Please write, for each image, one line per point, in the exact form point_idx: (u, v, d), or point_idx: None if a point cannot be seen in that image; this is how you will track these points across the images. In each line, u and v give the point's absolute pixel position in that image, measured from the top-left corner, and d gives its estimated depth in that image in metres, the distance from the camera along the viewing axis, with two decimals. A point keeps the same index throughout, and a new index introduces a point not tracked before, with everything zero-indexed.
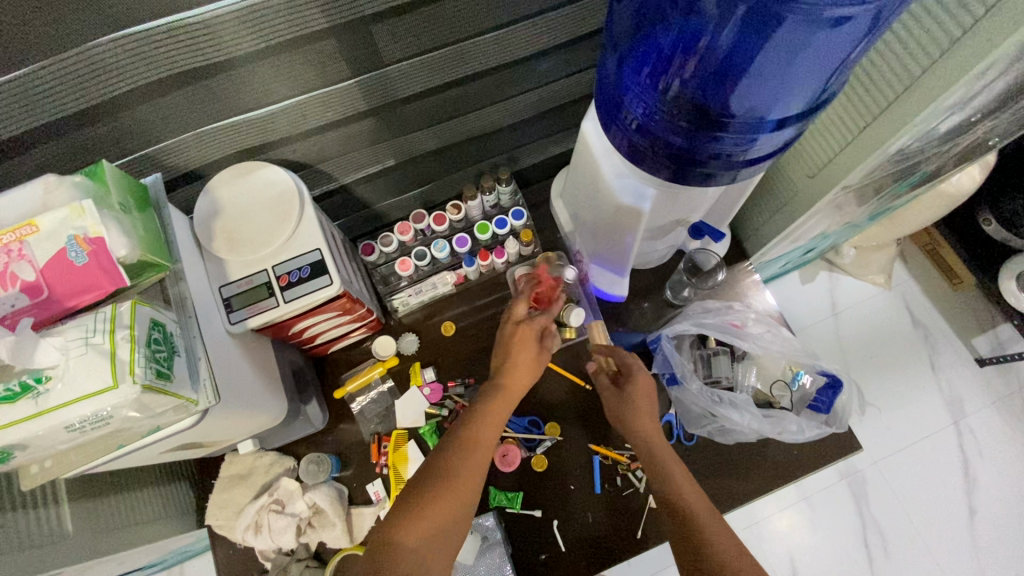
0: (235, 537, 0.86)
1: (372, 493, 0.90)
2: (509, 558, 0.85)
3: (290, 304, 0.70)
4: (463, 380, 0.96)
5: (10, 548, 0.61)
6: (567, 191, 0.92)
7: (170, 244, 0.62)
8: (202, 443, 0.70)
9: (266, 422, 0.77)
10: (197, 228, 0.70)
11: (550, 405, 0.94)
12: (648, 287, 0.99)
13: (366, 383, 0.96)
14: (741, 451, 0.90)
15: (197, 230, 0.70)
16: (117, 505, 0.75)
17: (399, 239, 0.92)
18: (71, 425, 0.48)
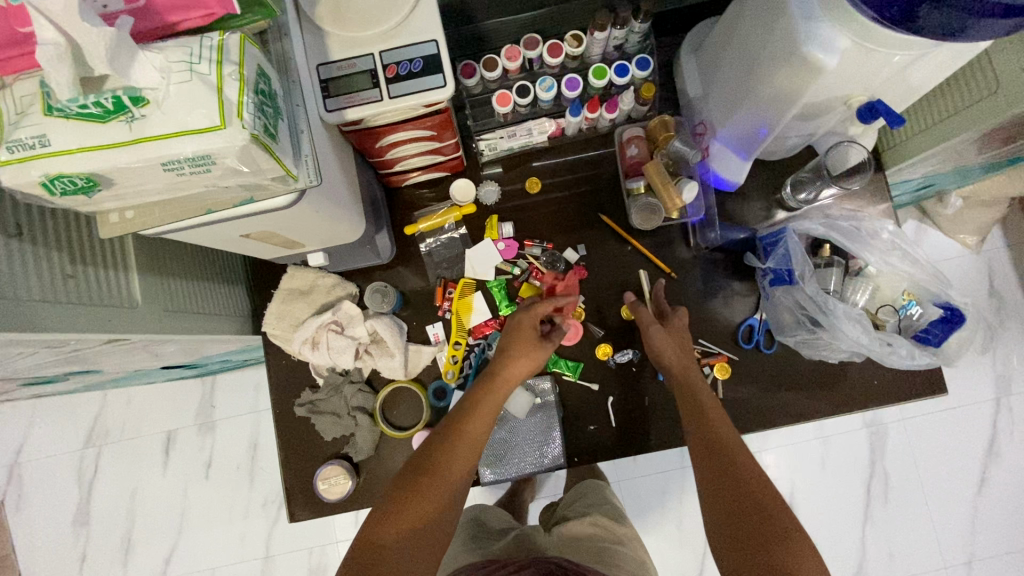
0: (291, 349, 0.85)
1: (432, 335, 0.87)
2: (559, 425, 0.84)
3: (394, 101, 0.60)
4: (541, 243, 0.89)
5: (85, 301, 0.57)
6: (711, 44, 0.79)
7: None
8: (280, 238, 0.65)
9: (343, 234, 0.72)
10: None
11: (628, 285, 0.88)
12: (762, 182, 0.89)
13: (440, 226, 0.89)
14: (818, 370, 0.85)
15: None
16: (179, 289, 0.72)
17: (504, 66, 0.79)
18: (170, 163, 0.42)
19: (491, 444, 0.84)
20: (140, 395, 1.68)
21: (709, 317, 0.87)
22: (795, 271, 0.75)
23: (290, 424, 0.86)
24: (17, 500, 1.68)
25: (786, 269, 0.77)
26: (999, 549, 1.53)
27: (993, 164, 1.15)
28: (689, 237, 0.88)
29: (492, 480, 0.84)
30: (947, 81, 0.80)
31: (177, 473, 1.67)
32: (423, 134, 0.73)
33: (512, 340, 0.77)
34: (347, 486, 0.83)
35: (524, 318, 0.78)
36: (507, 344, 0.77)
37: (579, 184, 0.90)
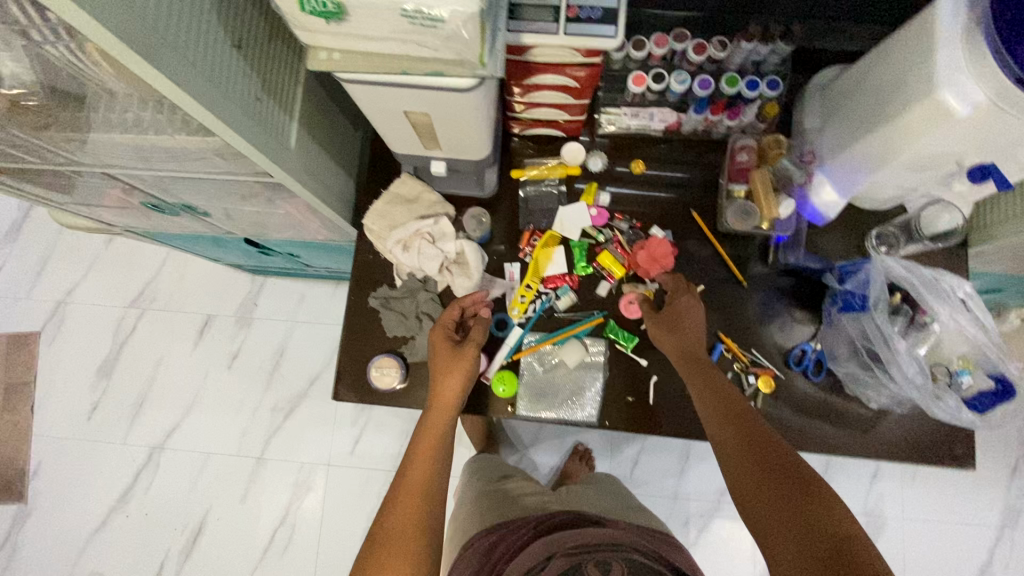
0: (381, 245, 0.92)
1: (508, 271, 0.93)
2: (600, 384, 0.89)
3: (567, 38, 0.67)
4: (630, 220, 0.95)
5: (265, 127, 0.65)
6: (841, 83, 0.85)
7: None
8: (427, 129, 0.73)
9: (470, 149, 0.79)
10: None
11: (699, 282, 0.93)
12: (850, 225, 0.93)
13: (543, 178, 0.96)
14: (856, 409, 0.88)
15: None
16: (318, 156, 0.80)
17: (650, 50, 0.86)
18: (408, 11, 0.49)
19: (533, 385, 0.89)
20: (195, 274, 1.78)
21: (766, 331, 0.91)
22: (871, 298, 0.81)
23: (359, 312, 0.93)
24: (55, 335, 1.78)
25: (862, 295, 0.82)
26: None
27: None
28: (768, 254, 0.92)
29: (527, 416, 0.88)
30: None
31: (204, 354, 1.75)
32: (566, 83, 0.80)
33: (432, 361, 0.84)
34: (395, 381, 0.89)
35: (435, 336, 0.84)
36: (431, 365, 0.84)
37: (680, 179, 0.96)
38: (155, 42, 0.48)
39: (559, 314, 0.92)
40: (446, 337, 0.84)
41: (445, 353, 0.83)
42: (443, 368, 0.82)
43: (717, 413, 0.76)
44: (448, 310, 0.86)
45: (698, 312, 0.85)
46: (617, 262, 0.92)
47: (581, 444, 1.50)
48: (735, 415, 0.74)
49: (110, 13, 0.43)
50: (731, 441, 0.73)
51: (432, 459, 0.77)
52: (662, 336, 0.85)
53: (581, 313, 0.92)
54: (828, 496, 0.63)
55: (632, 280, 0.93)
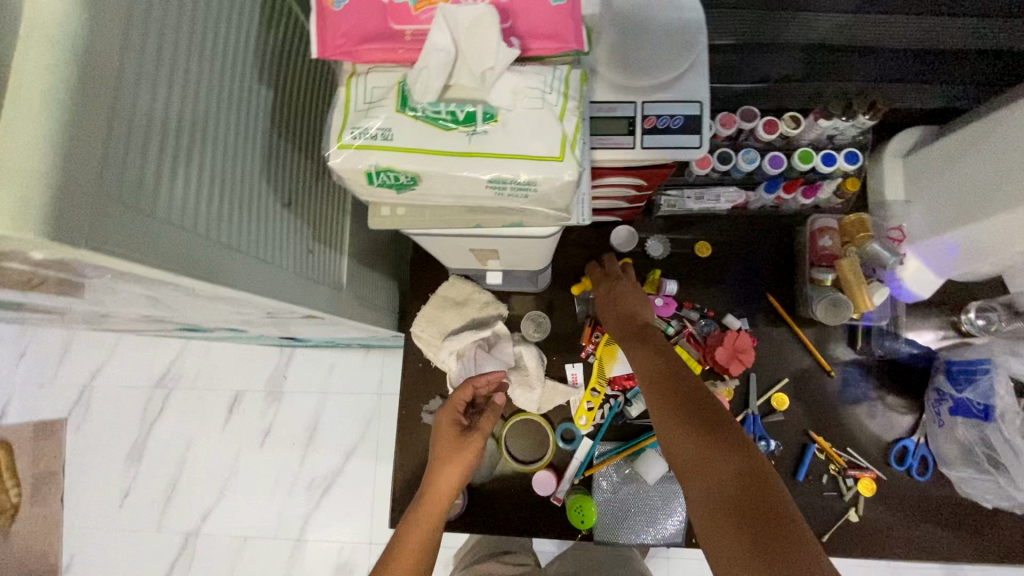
0: (432, 356, 0.85)
1: (570, 374, 0.86)
2: (683, 498, 0.81)
3: (646, 151, 0.60)
4: (701, 308, 0.87)
5: (314, 275, 0.58)
6: (933, 154, 0.77)
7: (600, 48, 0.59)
8: (488, 254, 0.65)
9: (532, 261, 0.72)
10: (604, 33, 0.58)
11: (781, 373, 0.85)
12: (942, 301, 0.85)
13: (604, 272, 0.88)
14: (971, 510, 0.79)
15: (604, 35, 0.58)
16: (364, 277, 0.74)
17: (715, 132, 0.79)
18: (497, 181, 0.42)
19: (609, 502, 0.81)
20: (219, 349, 1.73)
21: (860, 424, 0.83)
22: (998, 409, 0.72)
23: (411, 428, 0.85)
24: (80, 422, 1.73)
25: (983, 404, 0.73)
26: None
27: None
28: (854, 338, 0.84)
29: (606, 540, 0.80)
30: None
31: (233, 434, 1.69)
32: (636, 184, 0.73)
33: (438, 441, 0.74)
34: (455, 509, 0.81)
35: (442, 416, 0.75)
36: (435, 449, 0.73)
37: (750, 260, 0.88)
38: (216, 248, 0.42)
39: (631, 421, 0.84)
40: (456, 418, 0.75)
41: (450, 438, 0.73)
42: (446, 458, 0.71)
43: (663, 387, 0.63)
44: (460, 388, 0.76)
45: (641, 294, 0.79)
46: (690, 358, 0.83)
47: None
48: (687, 386, 0.63)
49: (169, 239, 0.37)
50: (675, 411, 0.61)
51: (414, 568, 0.63)
52: (633, 340, 0.72)
53: None
54: (785, 508, 0.49)
55: (710, 376, 0.84)
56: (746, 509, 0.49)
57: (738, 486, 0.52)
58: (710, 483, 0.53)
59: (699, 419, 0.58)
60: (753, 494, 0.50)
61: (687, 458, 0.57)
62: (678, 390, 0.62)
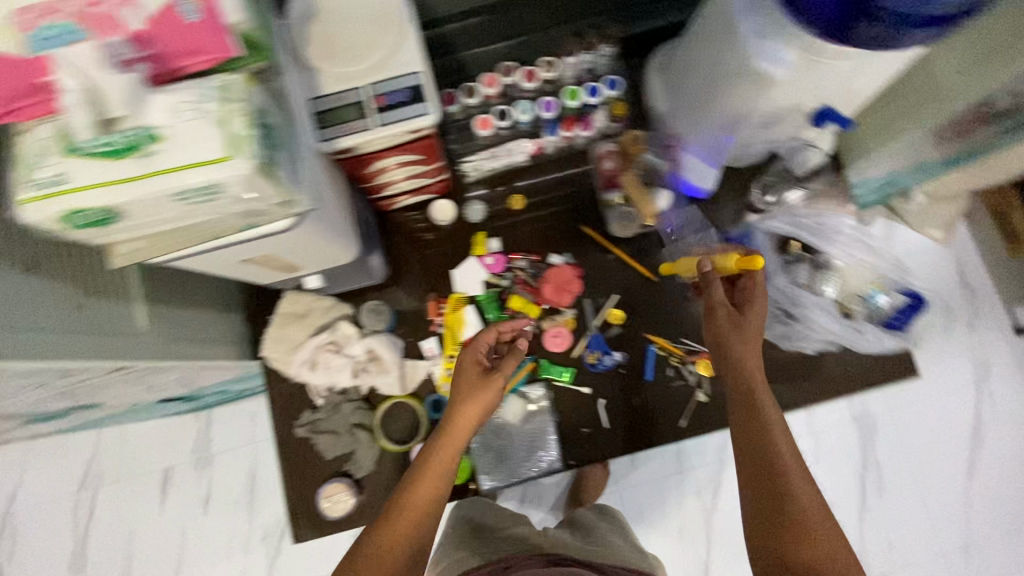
0: (289, 371, 0.87)
1: (426, 349, 0.89)
2: (552, 427, 0.88)
3: (382, 128, 0.64)
4: (528, 254, 0.92)
5: (89, 330, 0.60)
6: (675, 62, 0.85)
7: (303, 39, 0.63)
8: (278, 262, 0.68)
9: (336, 257, 0.75)
10: (294, 31, 0.63)
11: (613, 292, 0.92)
12: (734, 186, 0.93)
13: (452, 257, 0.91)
14: (800, 360, 0.88)
15: (293, 33, 0.63)
16: (186, 317, 0.76)
17: (483, 92, 0.85)
18: (179, 194, 0.45)
19: (489, 452, 0.87)
20: (136, 434, 1.67)
21: (691, 314, 0.91)
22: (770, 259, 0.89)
23: (291, 444, 0.88)
24: (12, 552, 1.65)
25: None
26: (998, 539, 1.56)
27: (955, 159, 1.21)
28: (665, 242, 0.92)
29: (494, 485, 0.86)
30: (881, 93, 0.81)
31: (176, 510, 1.66)
32: (412, 158, 0.77)
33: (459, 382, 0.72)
34: (349, 503, 0.86)
35: (464, 356, 0.74)
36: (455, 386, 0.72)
37: (561, 198, 0.95)
38: None
39: None
40: (476, 360, 0.73)
41: (470, 378, 0.72)
42: (465, 394, 0.70)
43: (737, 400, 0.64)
44: (485, 330, 0.76)
45: (759, 294, 0.71)
46: (528, 302, 0.90)
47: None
48: (749, 393, 0.64)
49: None
50: (739, 421, 0.62)
51: (432, 497, 0.62)
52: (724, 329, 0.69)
53: (511, 364, 0.90)
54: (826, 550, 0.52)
55: (549, 313, 0.91)
56: (784, 512, 0.55)
57: (768, 518, 0.56)
58: (757, 475, 0.58)
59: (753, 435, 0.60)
60: (782, 493, 0.56)
61: (744, 446, 0.60)
62: (754, 408, 0.62)
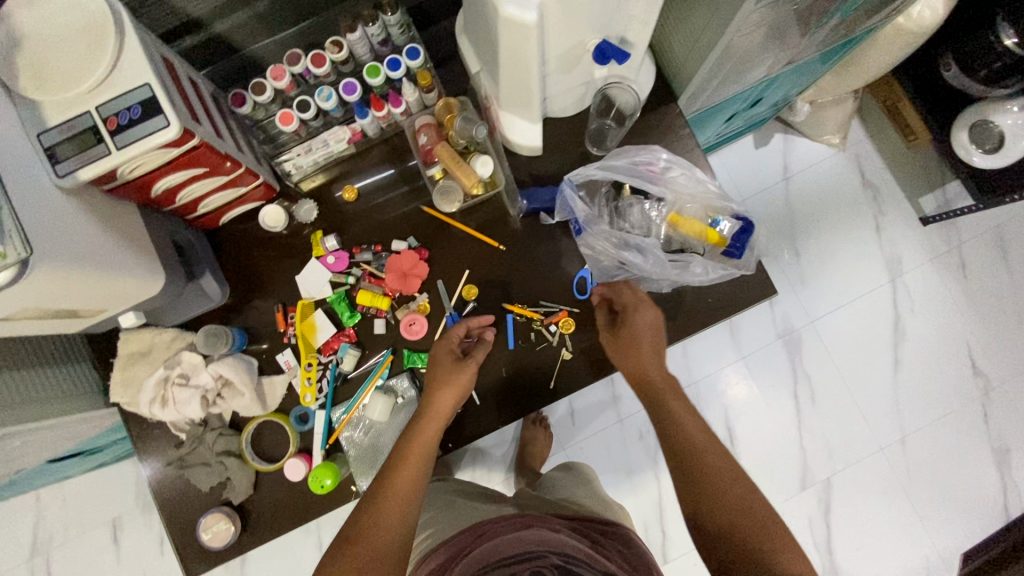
0: (141, 412, 0.84)
1: (283, 362, 0.87)
2: None
3: (123, 151, 0.60)
4: (369, 247, 0.90)
5: None
6: (468, 19, 0.80)
7: (8, 71, 0.58)
8: (59, 311, 0.64)
9: (138, 291, 0.72)
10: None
11: (464, 267, 0.90)
12: (567, 136, 0.90)
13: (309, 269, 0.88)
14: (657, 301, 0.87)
15: None
16: (12, 384, 0.77)
17: (274, 87, 0.81)
18: None
19: (362, 451, 0.86)
20: (73, 493, 1.63)
21: (544, 274, 0.89)
22: (580, 217, 0.79)
23: (163, 485, 0.86)
24: None
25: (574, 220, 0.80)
26: (925, 419, 1.65)
27: (806, 66, 1.21)
28: (507, 207, 0.89)
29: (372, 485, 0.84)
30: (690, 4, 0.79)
31: (131, 561, 1.61)
32: (197, 172, 0.72)
33: (434, 370, 0.80)
34: (229, 531, 0.83)
35: (439, 347, 0.82)
36: (430, 378, 0.80)
37: (395, 181, 0.92)
38: None
39: (352, 375, 0.87)
40: (450, 348, 0.81)
41: (448, 364, 0.80)
42: (443, 380, 0.78)
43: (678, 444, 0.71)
44: (455, 325, 0.83)
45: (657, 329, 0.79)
46: (376, 295, 0.87)
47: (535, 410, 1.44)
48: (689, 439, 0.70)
49: None
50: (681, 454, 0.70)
51: (414, 477, 0.72)
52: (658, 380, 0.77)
53: (371, 360, 0.88)
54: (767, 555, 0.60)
55: (403, 302, 0.89)
56: (708, 478, 0.66)
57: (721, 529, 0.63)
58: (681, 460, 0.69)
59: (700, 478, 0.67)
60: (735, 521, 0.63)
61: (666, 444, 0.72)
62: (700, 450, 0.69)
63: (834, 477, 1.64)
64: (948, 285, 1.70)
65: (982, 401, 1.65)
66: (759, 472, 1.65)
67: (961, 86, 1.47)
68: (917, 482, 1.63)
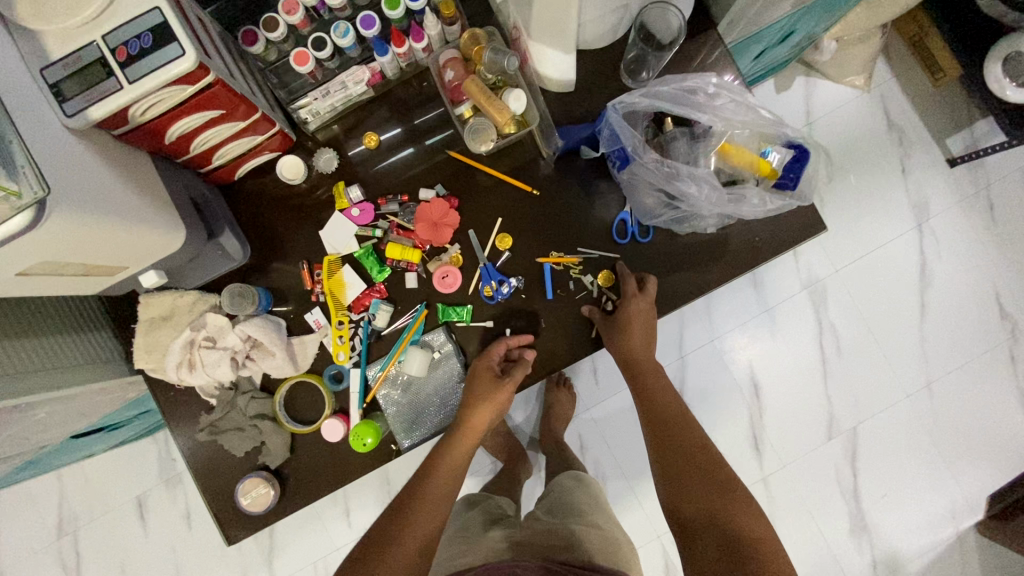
0: (169, 377, 0.81)
1: (313, 322, 0.83)
2: (462, 368, 0.83)
3: (135, 85, 0.55)
4: (395, 197, 0.84)
5: None
6: None
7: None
8: (78, 266, 0.60)
9: (159, 246, 0.67)
10: None
11: (496, 215, 0.85)
12: (600, 70, 0.84)
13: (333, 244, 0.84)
14: (701, 243, 0.83)
15: None
16: (28, 349, 0.73)
17: (287, 23, 0.75)
18: None
19: (402, 409, 0.82)
20: (95, 470, 1.61)
21: (581, 220, 0.85)
22: (628, 147, 0.74)
23: (195, 452, 0.83)
24: None
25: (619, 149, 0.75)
26: (952, 364, 1.63)
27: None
28: (539, 149, 0.84)
29: (414, 443, 0.82)
30: None
31: (159, 535, 1.61)
32: (213, 115, 0.67)
33: (472, 388, 0.80)
34: (269, 495, 0.81)
35: (478, 364, 0.80)
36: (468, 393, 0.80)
37: (418, 126, 0.86)
38: None
39: (386, 332, 0.83)
40: (490, 365, 0.80)
41: (486, 383, 0.79)
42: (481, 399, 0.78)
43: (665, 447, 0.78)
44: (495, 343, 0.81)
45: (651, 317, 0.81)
46: (406, 248, 0.83)
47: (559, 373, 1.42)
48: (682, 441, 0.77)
49: None
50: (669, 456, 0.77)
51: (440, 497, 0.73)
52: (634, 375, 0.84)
53: (405, 316, 0.84)
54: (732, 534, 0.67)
55: (434, 254, 0.84)
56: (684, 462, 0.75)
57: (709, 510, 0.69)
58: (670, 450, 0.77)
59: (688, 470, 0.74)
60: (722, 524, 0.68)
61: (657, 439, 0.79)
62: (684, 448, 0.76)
63: (860, 425, 1.63)
64: (976, 228, 1.65)
65: (1010, 345, 1.63)
66: (785, 424, 1.63)
67: (996, 15, 1.41)
68: (943, 428, 1.62)
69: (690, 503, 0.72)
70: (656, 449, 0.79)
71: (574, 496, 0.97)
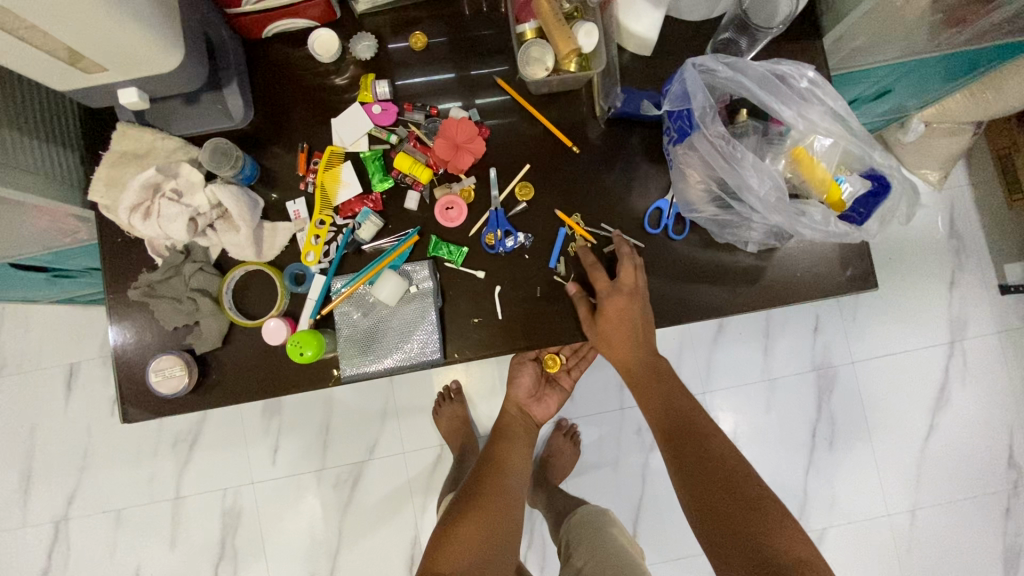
0: (119, 220, 0.72)
1: (293, 212, 0.75)
2: (436, 310, 0.73)
3: None
4: (423, 107, 0.76)
5: None
6: None
7: None
8: (44, 40, 0.52)
9: (150, 57, 0.59)
10: None
11: (522, 160, 0.76)
12: (681, 42, 0.76)
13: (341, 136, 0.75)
14: (734, 260, 0.74)
15: None
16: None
17: None
18: None
19: (356, 335, 0.72)
20: (38, 323, 1.53)
21: (613, 195, 0.75)
22: (694, 111, 0.65)
23: (122, 311, 0.74)
24: None
25: (684, 114, 0.67)
26: (943, 496, 1.51)
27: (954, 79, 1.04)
28: (592, 105, 0.76)
29: (355, 375, 0.72)
30: None
31: (80, 411, 1.51)
32: None
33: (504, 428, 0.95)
34: (182, 381, 0.71)
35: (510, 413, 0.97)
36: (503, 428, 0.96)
37: (470, 42, 0.78)
38: None
39: (367, 247, 0.74)
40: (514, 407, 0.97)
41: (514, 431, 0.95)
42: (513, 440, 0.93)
43: (688, 463, 0.68)
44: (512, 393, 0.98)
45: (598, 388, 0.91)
46: (417, 162, 0.74)
47: (565, 419, 1.33)
48: (708, 456, 0.68)
49: None
50: (695, 475, 0.67)
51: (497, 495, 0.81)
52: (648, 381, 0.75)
53: (392, 237, 0.75)
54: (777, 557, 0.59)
55: (444, 181, 0.76)
56: (717, 477, 0.66)
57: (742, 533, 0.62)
58: (693, 465, 0.68)
59: (720, 486, 0.65)
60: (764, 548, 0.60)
61: (680, 455, 0.70)
62: (706, 462, 0.67)
63: (829, 529, 1.50)
64: (1011, 365, 1.53)
65: (1010, 495, 1.50)
66: None
67: None
68: (913, 558, 1.50)
69: (722, 525, 0.63)
70: (676, 466, 0.70)
71: (588, 527, 1.03)
